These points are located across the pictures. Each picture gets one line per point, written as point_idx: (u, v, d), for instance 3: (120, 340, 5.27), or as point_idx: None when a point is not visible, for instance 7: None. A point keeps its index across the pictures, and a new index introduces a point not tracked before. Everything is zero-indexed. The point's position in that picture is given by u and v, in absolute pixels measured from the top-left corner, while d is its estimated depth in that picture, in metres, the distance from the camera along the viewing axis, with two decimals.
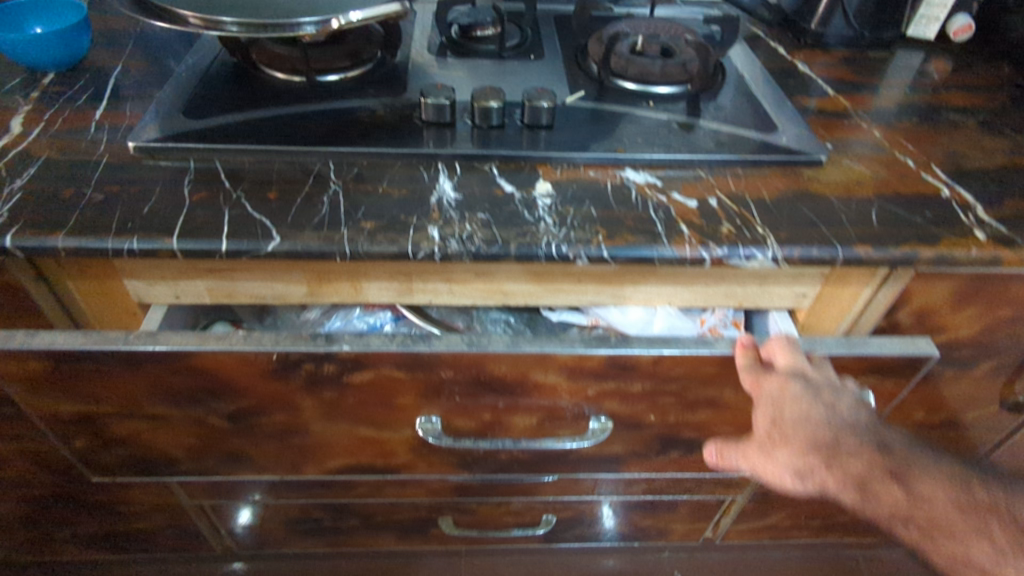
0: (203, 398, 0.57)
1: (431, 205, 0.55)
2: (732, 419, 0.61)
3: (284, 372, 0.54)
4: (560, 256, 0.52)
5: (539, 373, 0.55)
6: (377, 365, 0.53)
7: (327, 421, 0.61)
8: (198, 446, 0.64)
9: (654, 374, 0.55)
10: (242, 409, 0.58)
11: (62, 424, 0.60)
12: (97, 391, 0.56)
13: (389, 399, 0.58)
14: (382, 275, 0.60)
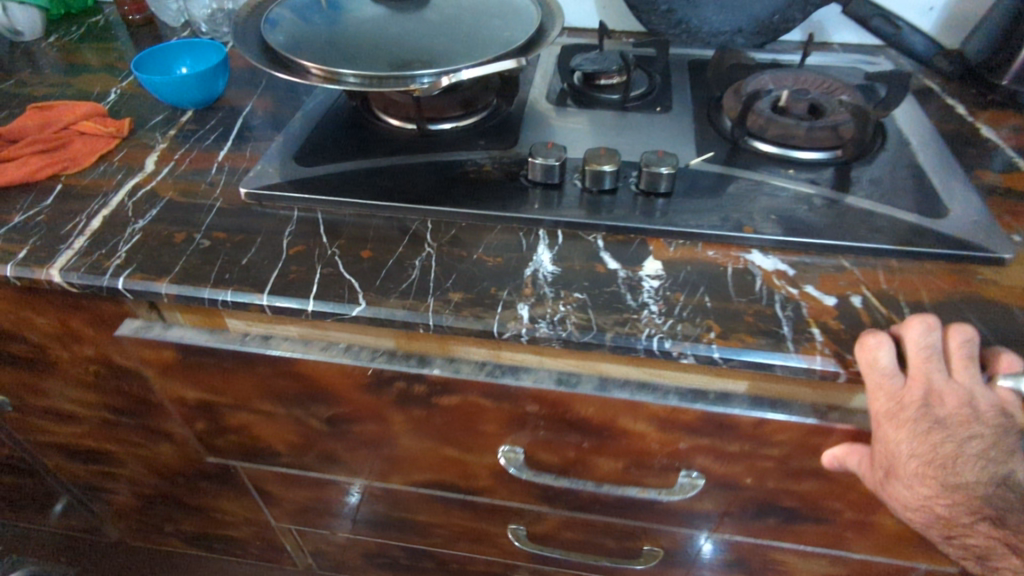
0: (302, 400, 0.61)
1: (525, 277, 0.51)
2: (841, 501, 0.57)
3: (377, 387, 0.57)
4: (661, 352, 0.46)
5: (627, 419, 0.54)
6: (469, 392, 0.55)
7: (421, 437, 0.62)
8: (299, 443, 0.68)
9: (756, 437, 0.52)
10: (340, 414, 0.61)
11: (186, 409, 0.67)
12: (216, 384, 0.62)
13: (474, 425, 0.59)
14: None
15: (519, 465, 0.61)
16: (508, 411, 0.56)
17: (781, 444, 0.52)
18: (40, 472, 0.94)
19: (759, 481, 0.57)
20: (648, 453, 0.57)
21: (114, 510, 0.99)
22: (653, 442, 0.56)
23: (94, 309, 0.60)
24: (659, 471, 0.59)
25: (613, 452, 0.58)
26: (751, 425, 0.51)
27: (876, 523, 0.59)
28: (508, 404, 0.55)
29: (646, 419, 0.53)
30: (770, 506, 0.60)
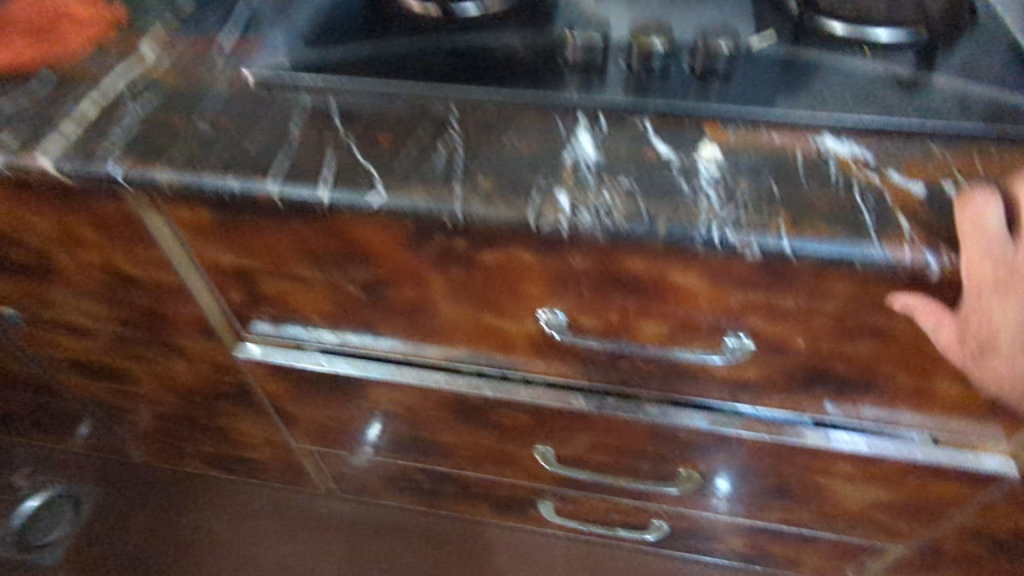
0: (340, 262, 0.56)
1: (564, 164, 0.45)
2: (900, 366, 0.52)
3: (417, 243, 0.51)
4: (723, 244, 0.40)
5: (676, 274, 0.48)
6: (508, 246, 0.49)
7: (452, 301, 0.57)
8: (334, 313, 0.63)
9: (813, 290, 0.47)
10: (376, 278, 0.57)
11: (220, 277, 0.62)
12: (251, 246, 0.56)
13: (517, 285, 0.53)
14: (495, 252, 0.50)
15: (559, 330, 0.56)
16: (549, 264, 0.50)
17: (844, 299, 0.47)
18: (57, 392, 0.92)
19: (811, 364, 0.54)
20: (695, 314, 0.52)
21: (134, 430, 0.97)
22: (702, 302, 0.51)
23: (93, 210, 0.56)
24: (705, 334, 0.54)
25: (658, 312, 0.53)
26: (814, 277, 0.45)
27: (932, 392, 0.54)
28: (552, 258, 0.50)
29: (702, 274, 0.48)
30: (819, 395, 0.57)
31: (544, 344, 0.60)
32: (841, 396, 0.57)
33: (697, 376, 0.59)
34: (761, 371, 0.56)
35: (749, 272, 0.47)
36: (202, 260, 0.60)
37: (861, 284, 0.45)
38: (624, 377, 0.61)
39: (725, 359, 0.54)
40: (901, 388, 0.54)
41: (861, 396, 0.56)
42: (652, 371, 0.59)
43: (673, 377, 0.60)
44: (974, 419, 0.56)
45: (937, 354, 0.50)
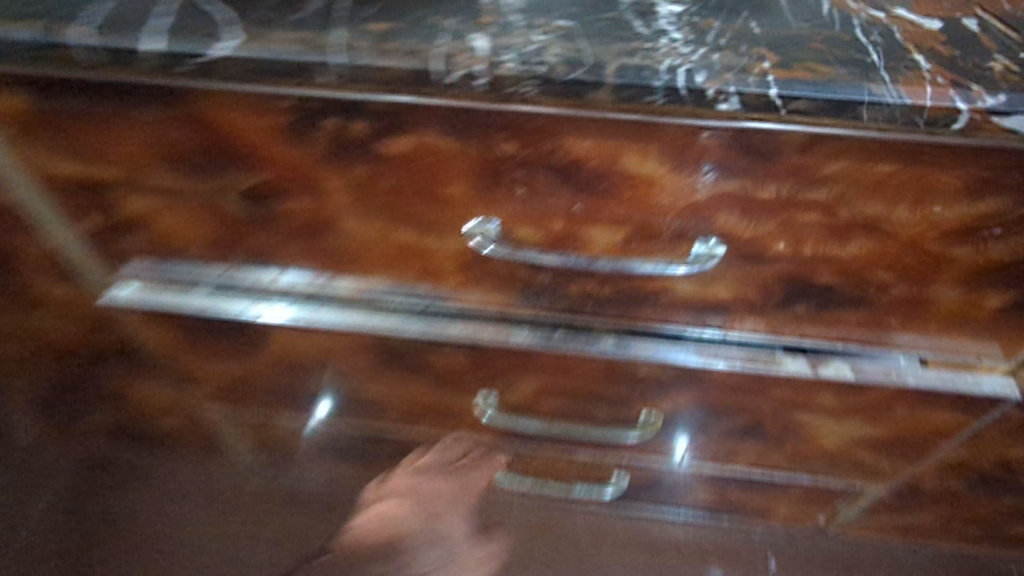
0: (212, 165, 0.44)
1: (482, 4, 0.34)
2: (896, 271, 0.44)
3: (305, 129, 0.40)
4: (688, 91, 0.30)
5: (631, 158, 0.39)
6: (421, 127, 0.39)
7: (359, 214, 0.47)
8: (217, 240, 0.51)
9: (798, 172, 0.38)
10: (262, 186, 0.45)
11: (65, 196, 0.49)
12: (95, 146, 0.44)
13: (435, 184, 0.43)
14: (403, 139, 0.40)
15: (494, 242, 0.46)
16: (473, 152, 0.40)
17: (837, 181, 0.38)
18: None
19: (791, 275, 0.45)
20: (656, 214, 0.42)
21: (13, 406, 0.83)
22: (663, 197, 0.41)
23: None
24: (668, 242, 0.44)
25: (609, 216, 0.43)
26: (800, 150, 0.37)
27: (929, 302, 0.46)
28: (477, 143, 0.40)
29: (663, 153, 0.38)
30: (799, 315, 0.49)
31: (476, 266, 0.49)
32: (825, 313, 0.48)
33: (660, 298, 0.49)
34: (733, 290, 0.47)
35: (719, 149, 0.37)
36: (38, 170, 0.47)
37: (856, 158, 0.37)
38: (573, 303, 0.52)
39: (695, 269, 0.45)
40: (896, 300, 0.46)
41: (847, 312, 0.48)
42: (607, 294, 0.50)
43: (632, 301, 0.50)
44: (972, 333, 0.48)
45: (940, 253, 0.42)
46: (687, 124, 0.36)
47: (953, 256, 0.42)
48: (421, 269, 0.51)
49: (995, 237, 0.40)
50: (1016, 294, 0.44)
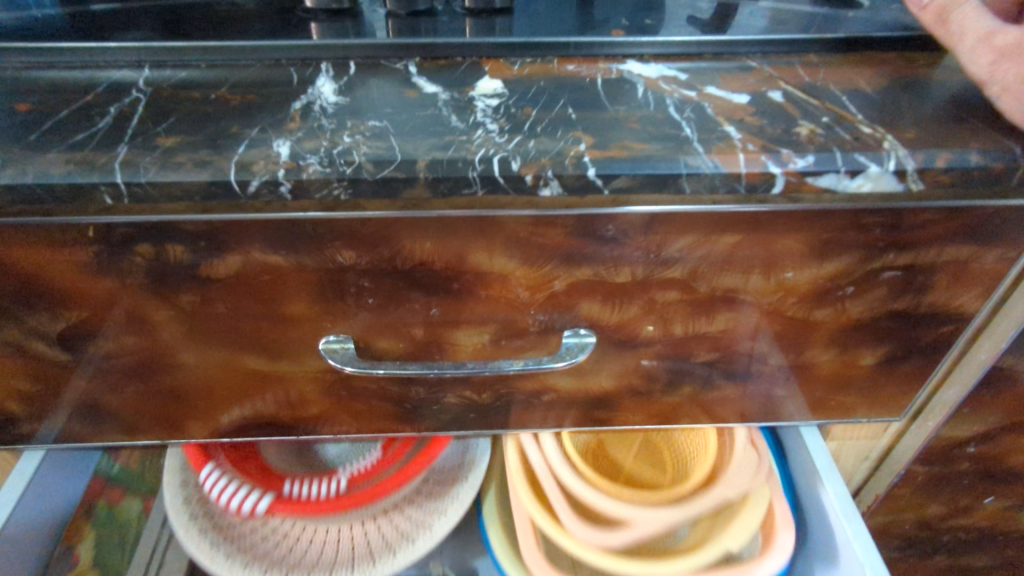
0: (14, 311, 0.38)
1: (291, 111, 0.32)
2: (768, 341, 0.43)
3: (111, 258, 0.36)
4: (507, 179, 0.29)
5: (479, 254, 0.36)
6: (244, 244, 0.35)
7: (196, 346, 0.41)
8: (35, 396, 0.44)
9: (649, 251, 0.37)
10: (76, 326, 0.40)
11: None
12: None
13: (275, 304, 0.39)
14: (230, 260, 0.36)
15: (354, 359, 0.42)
16: (310, 265, 0.37)
17: (687, 257, 0.37)
18: None
19: (669, 357, 0.44)
20: (519, 309, 0.40)
21: None
22: (521, 290, 0.39)
23: None
24: (537, 337, 0.42)
25: (470, 317, 0.40)
26: (645, 232, 0.36)
27: (808, 368, 0.45)
28: (311, 256, 0.36)
29: (509, 248, 0.36)
30: (688, 397, 0.47)
31: (340, 387, 0.45)
32: (711, 393, 0.46)
33: (542, 398, 0.46)
34: (616, 379, 0.45)
35: (565, 239, 0.36)
36: None
37: (701, 232, 0.36)
38: (453, 413, 0.47)
39: (569, 363, 0.41)
40: (777, 370, 0.45)
41: (733, 389, 0.46)
42: (488, 401, 0.46)
43: (515, 404, 0.47)
44: (858, 394, 0.47)
45: (805, 317, 0.41)
46: (529, 219, 0.35)
47: (818, 318, 0.41)
48: (281, 398, 0.45)
49: (851, 296, 0.40)
50: (887, 349, 0.44)
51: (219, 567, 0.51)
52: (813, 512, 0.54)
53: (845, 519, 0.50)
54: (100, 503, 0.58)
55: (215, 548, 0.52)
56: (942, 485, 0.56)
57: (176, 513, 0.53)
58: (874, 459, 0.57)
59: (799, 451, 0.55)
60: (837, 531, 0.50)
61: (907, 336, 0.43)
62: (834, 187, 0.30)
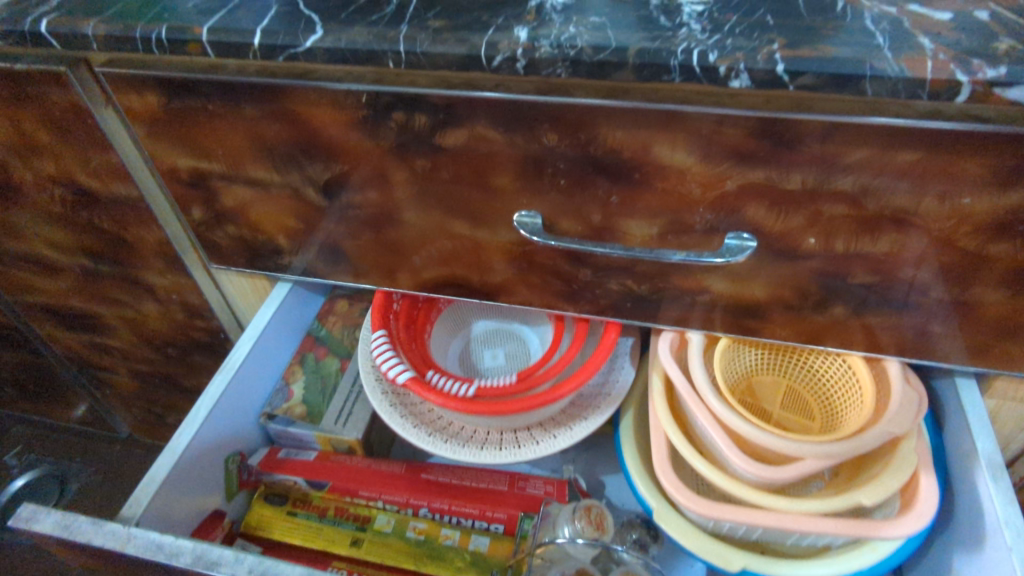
0: (298, 159, 0.51)
1: (528, 7, 0.41)
2: (933, 269, 0.44)
3: (373, 123, 0.46)
4: (704, 68, 0.35)
5: (662, 148, 0.42)
6: (472, 119, 0.44)
7: (419, 207, 0.52)
8: (299, 231, 0.58)
9: (823, 162, 0.40)
10: (338, 178, 0.52)
11: (179, 187, 0.57)
12: (210, 145, 0.52)
13: (485, 177, 0.48)
14: (458, 133, 0.45)
15: (539, 232, 0.49)
16: (520, 143, 0.44)
17: (860, 170, 0.39)
18: (34, 350, 0.89)
19: (824, 273, 0.46)
20: (690, 206, 0.45)
21: (118, 394, 0.95)
22: (693, 187, 0.43)
23: (42, 105, 0.53)
24: (701, 236, 0.47)
25: (644, 208, 0.46)
26: (821, 140, 0.38)
27: (974, 306, 0.45)
28: (522, 135, 0.44)
29: (690, 144, 0.41)
30: (839, 317, 0.49)
31: (522, 259, 0.53)
32: (865, 317, 0.48)
33: (695, 297, 0.51)
34: (769, 290, 0.49)
35: (743, 139, 0.40)
36: (158, 165, 0.55)
37: (878, 147, 0.38)
38: (613, 301, 0.54)
39: (727, 261, 0.46)
40: (937, 305, 0.46)
41: (888, 316, 0.48)
42: (646, 293, 0.53)
43: (669, 301, 0.52)
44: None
45: (977, 250, 0.42)
46: (712, 116, 0.39)
47: (992, 253, 0.42)
48: (473, 262, 0.55)
49: None
50: None
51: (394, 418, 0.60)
52: (965, 492, 0.51)
53: (995, 494, 0.48)
54: (310, 354, 0.69)
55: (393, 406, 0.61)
56: None
57: (367, 372, 0.63)
58: None
59: (958, 432, 0.53)
60: (987, 509, 0.49)
61: None
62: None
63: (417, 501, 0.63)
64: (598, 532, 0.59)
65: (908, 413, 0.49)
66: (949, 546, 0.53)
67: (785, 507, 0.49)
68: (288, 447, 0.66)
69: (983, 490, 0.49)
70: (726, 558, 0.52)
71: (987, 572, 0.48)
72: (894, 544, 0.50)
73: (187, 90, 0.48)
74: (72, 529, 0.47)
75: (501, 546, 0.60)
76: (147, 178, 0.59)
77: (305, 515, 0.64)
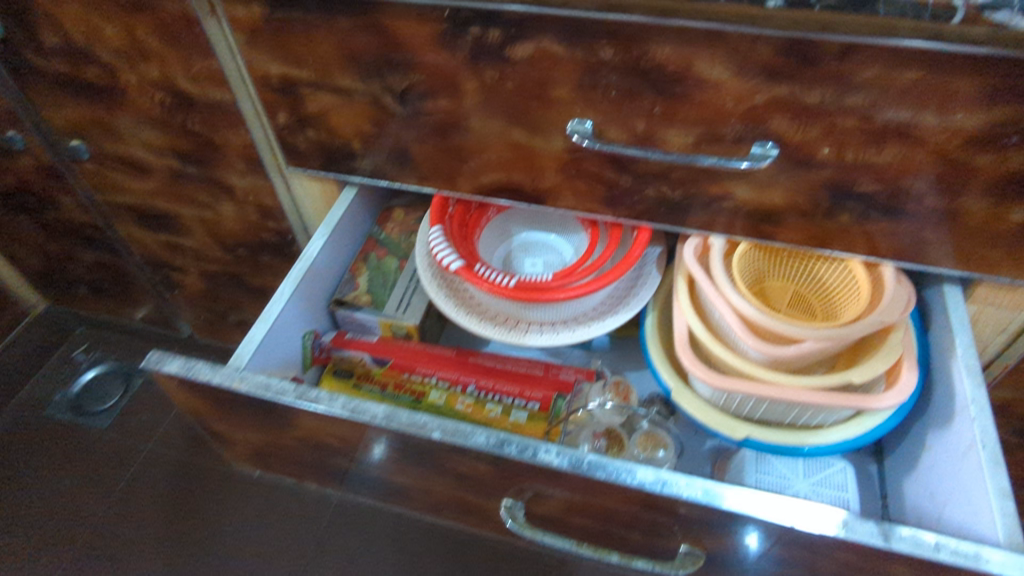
0: (381, 68, 0.59)
1: None
2: (928, 180, 0.51)
3: (452, 36, 0.54)
4: None
5: (704, 64, 0.49)
6: (540, 34, 0.51)
7: (484, 115, 0.60)
8: (374, 137, 0.66)
9: (840, 79, 0.47)
10: (414, 87, 0.59)
11: (270, 93, 0.65)
12: (303, 54, 0.60)
13: (545, 88, 0.55)
14: (527, 46, 0.52)
15: (589, 139, 0.57)
16: (579, 57, 0.52)
17: (870, 86, 0.47)
18: (113, 249, 0.98)
19: (835, 181, 0.54)
20: (723, 117, 0.52)
21: (185, 294, 1.05)
22: (728, 100, 0.51)
23: (158, 13, 0.61)
24: (730, 145, 0.54)
25: (683, 119, 0.53)
26: (839, 59, 0.46)
27: (962, 213, 0.53)
28: (582, 49, 0.51)
29: (728, 61, 0.48)
30: (844, 224, 0.57)
31: (571, 165, 0.61)
32: (866, 224, 0.56)
33: (721, 203, 0.59)
34: (785, 197, 0.57)
35: (775, 58, 0.47)
36: (254, 72, 0.63)
37: (888, 65, 0.45)
38: (648, 206, 0.62)
39: (751, 165, 0.54)
40: (931, 212, 0.54)
41: (885, 224, 0.56)
42: (677, 199, 0.60)
43: (697, 206, 0.60)
44: (1006, 249, 0.54)
45: (966, 162, 0.49)
46: (749, 35, 0.46)
47: (978, 164, 0.49)
48: (527, 168, 0.63)
49: (1015, 146, 0.47)
50: None
51: (449, 308, 0.70)
52: (943, 383, 0.59)
53: (966, 381, 0.56)
54: (373, 254, 0.76)
55: (447, 299, 0.70)
56: None
57: (423, 269, 0.72)
58: (1010, 335, 0.63)
59: (942, 332, 0.61)
60: (959, 394, 0.56)
61: None
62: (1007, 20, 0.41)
63: (465, 380, 0.71)
64: (624, 403, 0.69)
65: (896, 306, 0.57)
66: (925, 428, 0.61)
67: (785, 382, 0.57)
68: (354, 331, 0.75)
69: (958, 379, 0.57)
70: (734, 429, 0.61)
71: (952, 442, 0.56)
72: (876, 419, 0.59)
73: (290, 3, 0.56)
74: (198, 372, 0.57)
75: (537, 422, 0.67)
76: (240, 85, 0.67)
77: (368, 388, 0.71)
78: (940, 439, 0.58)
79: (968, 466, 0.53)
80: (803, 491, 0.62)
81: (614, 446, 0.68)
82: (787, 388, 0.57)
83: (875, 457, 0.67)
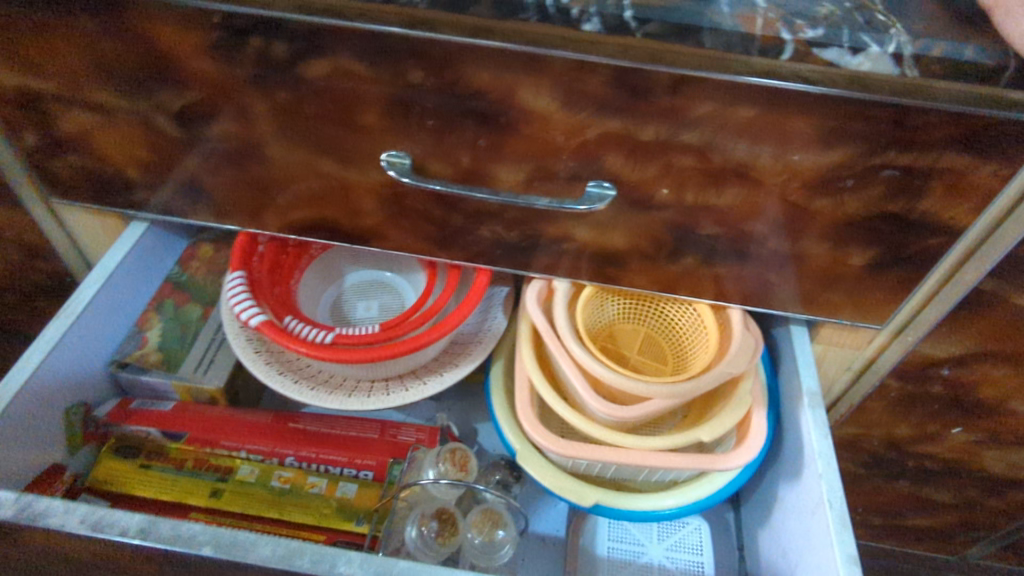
0: (146, 82, 0.47)
1: None
2: (769, 223, 0.48)
3: (228, 46, 0.43)
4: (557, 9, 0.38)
5: (528, 92, 0.42)
6: (336, 50, 0.42)
7: (283, 142, 0.50)
8: (152, 164, 0.54)
9: (674, 114, 0.42)
10: (193, 107, 0.48)
11: (7, 107, 0.51)
12: (42, 60, 0.47)
13: (351, 113, 0.46)
14: (323, 62, 0.43)
15: (408, 173, 0.49)
16: (385, 78, 0.43)
17: (706, 123, 0.42)
18: None
19: (677, 224, 0.49)
20: (554, 153, 0.46)
21: None
22: (558, 133, 0.45)
23: None
24: (564, 183, 0.48)
25: (511, 153, 0.47)
26: (672, 92, 0.40)
27: (804, 257, 0.50)
28: (388, 70, 0.43)
29: (554, 89, 0.42)
30: (690, 267, 0.53)
31: (393, 201, 0.52)
32: (711, 267, 0.52)
33: (562, 245, 0.53)
34: (628, 239, 0.51)
35: (604, 88, 0.41)
36: None
37: (722, 102, 0.40)
38: (484, 247, 0.55)
39: (589, 207, 0.48)
40: (774, 256, 0.50)
41: (731, 267, 0.52)
42: (515, 240, 0.54)
43: (537, 247, 0.54)
44: (847, 292, 0.52)
45: (805, 205, 0.46)
46: (573, 61, 0.40)
47: (817, 208, 0.46)
48: (343, 203, 0.54)
49: (850, 189, 0.44)
50: (877, 252, 0.48)
51: (259, 369, 0.59)
52: (792, 431, 0.57)
53: (813, 431, 0.53)
54: (168, 302, 0.65)
55: (257, 358, 0.59)
56: (914, 403, 0.62)
57: (230, 322, 0.61)
58: (853, 374, 0.62)
59: (790, 378, 0.58)
60: (805, 445, 0.53)
61: (896, 241, 0.47)
62: (836, 60, 0.37)
63: (283, 450, 0.60)
64: (460, 473, 0.59)
65: (744, 352, 0.54)
66: (777, 478, 0.58)
67: (630, 444, 0.52)
68: (143, 398, 0.62)
69: (805, 428, 0.54)
70: (583, 494, 0.55)
71: (801, 497, 0.53)
72: (727, 476, 0.56)
73: None
74: None
75: (367, 493, 0.58)
76: None
77: (160, 467, 0.59)
78: (791, 492, 0.55)
79: (816, 525, 0.50)
80: (657, 558, 0.59)
81: (447, 529, 0.58)
82: (632, 451, 0.52)
83: (731, 504, 0.64)
